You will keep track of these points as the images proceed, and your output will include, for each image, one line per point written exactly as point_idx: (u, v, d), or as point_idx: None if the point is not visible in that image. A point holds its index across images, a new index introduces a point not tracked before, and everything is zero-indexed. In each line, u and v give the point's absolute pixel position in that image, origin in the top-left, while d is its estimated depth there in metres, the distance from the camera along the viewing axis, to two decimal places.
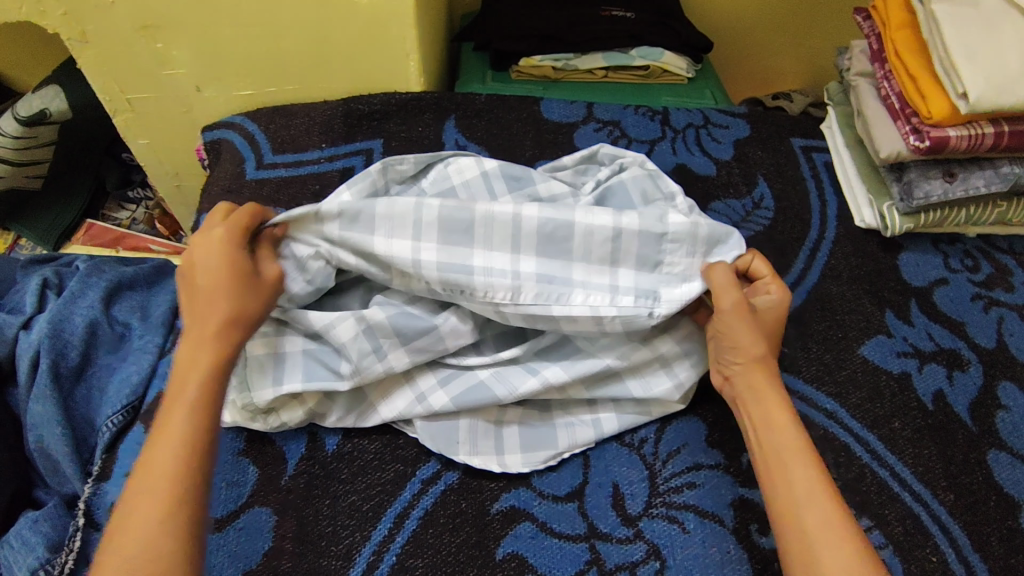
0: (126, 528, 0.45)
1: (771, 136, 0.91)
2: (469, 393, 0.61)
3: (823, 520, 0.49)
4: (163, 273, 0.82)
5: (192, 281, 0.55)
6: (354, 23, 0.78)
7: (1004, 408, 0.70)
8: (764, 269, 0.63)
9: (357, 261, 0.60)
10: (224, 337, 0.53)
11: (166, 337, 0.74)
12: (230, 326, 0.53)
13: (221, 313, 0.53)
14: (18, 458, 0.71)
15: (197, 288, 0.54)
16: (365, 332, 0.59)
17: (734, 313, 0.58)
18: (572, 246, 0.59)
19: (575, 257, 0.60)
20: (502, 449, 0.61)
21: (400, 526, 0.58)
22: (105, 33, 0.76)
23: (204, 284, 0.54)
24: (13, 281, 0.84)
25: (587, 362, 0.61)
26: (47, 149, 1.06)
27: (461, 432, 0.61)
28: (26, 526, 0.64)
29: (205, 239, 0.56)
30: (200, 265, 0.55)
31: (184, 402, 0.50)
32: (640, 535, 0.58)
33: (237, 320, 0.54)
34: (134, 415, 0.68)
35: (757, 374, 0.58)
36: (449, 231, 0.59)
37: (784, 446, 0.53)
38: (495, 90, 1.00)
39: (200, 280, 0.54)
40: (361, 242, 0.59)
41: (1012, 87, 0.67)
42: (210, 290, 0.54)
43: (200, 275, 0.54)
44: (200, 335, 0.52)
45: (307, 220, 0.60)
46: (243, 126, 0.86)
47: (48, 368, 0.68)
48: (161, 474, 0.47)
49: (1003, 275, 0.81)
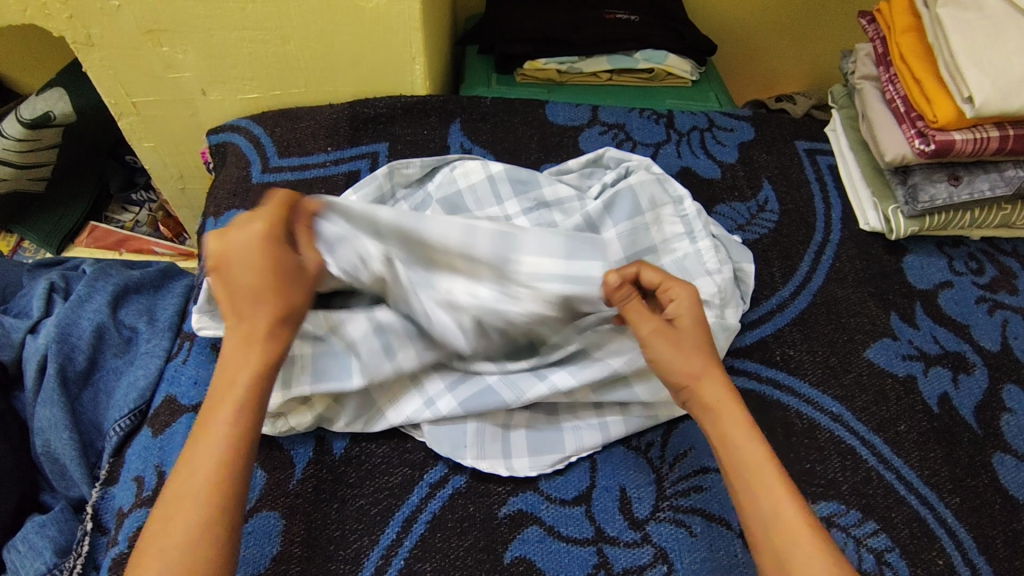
0: (171, 526, 0.46)
1: (776, 138, 0.91)
2: (480, 399, 0.61)
3: (787, 539, 0.48)
4: (170, 276, 0.82)
5: (228, 271, 0.51)
6: (359, 26, 0.78)
7: (1010, 411, 0.70)
8: (656, 276, 0.59)
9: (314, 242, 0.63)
10: (273, 335, 0.52)
11: (173, 340, 0.73)
12: (278, 324, 0.52)
13: (268, 314, 0.51)
14: (24, 460, 0.71)
15: (246, 279, 0.51)
16: (376, 330, 0.60)
17: (654, 338, 0.57)
18: (438, 257, 0.57)
19: (439, 259, 0.57)
20: (510, 454, 0.61)
21: (408, 530, 0.58)
22: (111, 37, 0.77)
23: (250, 283, 0.51)
24: (19, 284, 0.84)
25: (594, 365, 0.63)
26: (52, 151, 1.06)
27: (469, 436, 0.62)
28: (33, 530, 0.65)
29: (243, 228, 0.51)
30: (238, 261, 0.51)
31: (233, 402, 0.50)
32: (648, 538, 0.58)
33: (286, 318, 0.52)
34: (141, 418, 0.67)
35: (705, 387, 0.55)
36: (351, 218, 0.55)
37: (748, 461, 0.52)
38: (499, 92, 1.01)
39: (242, 277, 0.51)
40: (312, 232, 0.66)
41: (1017, 91, 0.68)
42: (253, 286, 0.51)
43: (239, 271, 0.51)
44: (251, 337, 0.51)
45: None
46: (248, 130, 0.86)
47: (56, 372, 0.68)
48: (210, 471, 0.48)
49: (1007, 277, 0.81)
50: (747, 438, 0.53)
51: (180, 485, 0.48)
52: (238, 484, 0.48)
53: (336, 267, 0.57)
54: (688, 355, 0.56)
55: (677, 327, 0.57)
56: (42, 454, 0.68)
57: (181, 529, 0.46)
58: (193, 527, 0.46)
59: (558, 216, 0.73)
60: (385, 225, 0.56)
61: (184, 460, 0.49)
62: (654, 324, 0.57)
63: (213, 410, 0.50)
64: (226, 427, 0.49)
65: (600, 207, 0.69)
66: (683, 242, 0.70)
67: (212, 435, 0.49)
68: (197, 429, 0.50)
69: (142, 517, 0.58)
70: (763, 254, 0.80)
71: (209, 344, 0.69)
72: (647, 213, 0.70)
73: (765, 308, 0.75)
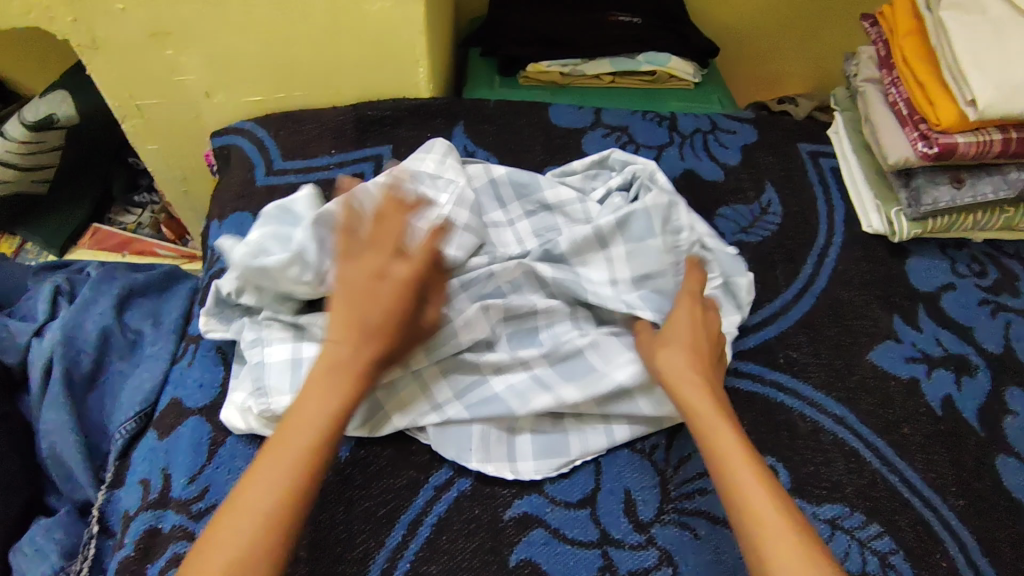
0: (235, 530, 0.48)
1: (779, 141, 0.92)
2: (486, 404, 0.61)
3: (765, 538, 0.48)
4: (175, 279, 0.83)
5: (350, 303, 0.55)
6: (363, 28, 0.79)
7: (1013, 414, 0.70)
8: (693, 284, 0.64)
9: None
10: (369, 374, 0.55)
11: (178, 343, 0.73)
12: (376, 365, 0.55)
13: (371, 352, 0.54)
14: (31, 463, 0.71)
15: (361, 314, 0.54)
16: None
17: (647, 343, 0.62)
18: None
19: None
20: (515, 457, 0.62)
21: (415, 532, 0.58)
22: (117, 40, 0.77)
23: (374, 322, 0.54)
24: (24, 287, 0.84)
25: (600, 380, 0.62)
26: (54, 153, 1.06)
27: (474, 440, 0.61)
28: (40, 532, 0.66)
29: (372, 266, 0.55)
30: (365, 297, 0.55)
31: (312, 427, 0.52)
32: (653, 541, 0.58)
33: (383, 362, 0.55)
34: (147, 421, 0.67)
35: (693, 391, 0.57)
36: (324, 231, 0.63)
37: (731, 458, 0.53)
38: (502, 95, 1.01)
39: (365, 311, 0.54)
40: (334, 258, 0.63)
41: (1021, 93, 0.68)
42: (371, 322, 0.54)
43: (367, 307, 0.54)
44: (343, 369, 0.54)
45: (261, 274, 0.61)
46: (253, 132, 0.86)
47: (62, 375, 0.69)
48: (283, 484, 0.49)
49: (1011, 280, 0.81)
50: (727, 434, 0.54)
51: (250, 488, 0.49)
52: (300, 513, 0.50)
53: (310, 282, 0.61)
54: (674, 352, 0.59)
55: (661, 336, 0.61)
56: (48, 456, 0.68)
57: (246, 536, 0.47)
58: (249, 540, 0.47)
59: (562, 221, 0.73)
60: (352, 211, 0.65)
61: (257, 469, 0.50)
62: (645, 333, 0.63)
63: (292, 428, 0.52)
64: (301, 452, 0.51)
65: (611, 222, 0.68)
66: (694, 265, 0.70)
67: (290, 452, 0.51)
68: (276, 437, 0.52)
69: (150, 520, 0.58)
70: (766, 256, 0.80)
71: (214, 347, 0.69)
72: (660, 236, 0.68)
73: (768, 310, 0.75)
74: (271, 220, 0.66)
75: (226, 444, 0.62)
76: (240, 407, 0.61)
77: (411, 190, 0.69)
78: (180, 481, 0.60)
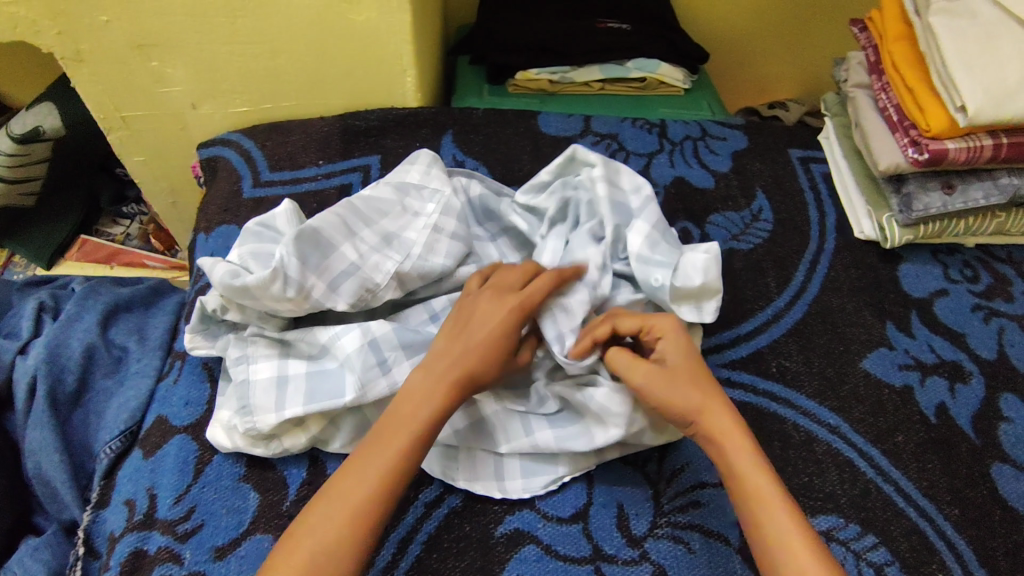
0: (323, 525, 0.48)
1: (770, 147, 0.91)
2: (474, 432, 0.61)
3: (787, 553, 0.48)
4: (161, 293, 0.82)
5: (462, 324, 0.58)
6: (350, 38, 0.78)
7: (1008, 420, 0.70)
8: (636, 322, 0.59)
9: (353, 300, 0.61)
10: (460, 389, 0.55)
11: (164, 359, 0.72)
12: (469, 381, 0.55)
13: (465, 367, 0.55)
14: (17, 483, 0.71)
15: (470, 334, 0.57)
16: (370, 345, 0.59)
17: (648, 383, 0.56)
18: (383, 215, 0.67)
19: (384, 220, 0.67)
20: (502, 476, 0.61)
21: (404, 550, 0.57)
22: (101, 53, 0.76)
23: (478, 342, 0.56)
24: (9, 303, 0.83)
25: (579, 437, 0.60)
26: (41, 165, 1.05)
27: (461, 460, 0.61)
28: (27, 553, 0.64)
29: (491, 298, 0.59)
30: (478, 318, 0.58)
31: (408, 433, 0.52)
32: (646, 556, 0.58)
33: (479, 380, 0.56)
34: (132, 439, 0.66)
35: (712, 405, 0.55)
36: (308, 245, 0.60)
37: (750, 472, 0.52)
38: (492, 103, 1.00)
39: (471, 334, 0.57)
40: (319, 270, 0.60)
41: (1012, 99, 0.67)
42: (474, 341, 0.56)
43: (476, 327, 0.57)
44: (442, 377, 0.54)
45: (246, 292, 0.58)
46: (239, 143, 0.85)
47: (46, 395, 0.68)
48: (369, 485, 0.50)
49: (1003, 284, 0.81)
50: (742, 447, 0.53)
51: (342, 485, 0.50)
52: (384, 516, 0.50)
53: (293, 296, 0.58)
54: (688, 390, 0.55)
55: (668, 368, 0.57)
56: (34, 477, 0.67)
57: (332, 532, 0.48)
58: (339, 536, 0.48)
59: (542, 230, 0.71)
60: (336, 223, 0.63)
61: (349, 468, 0.51)
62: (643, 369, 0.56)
63: (397, 428, 0.53)
64: (400, 453, 0.51)
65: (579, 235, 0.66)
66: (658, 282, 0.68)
67: (383, 454, 0.51)
68: (369, 441, 0.53)
69: (135, 541, 0.57)
70: (758, 264, 0.79)
71: (200, 364, 0.68)
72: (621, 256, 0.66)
73: (760, 318, 0.75)
74: (252, 238, 0.65)
75: (212, 462, 0.61)
76: (225, 425, 0.60)
77: (396, 203, 0.68)
78: (166, 501, 0.59)
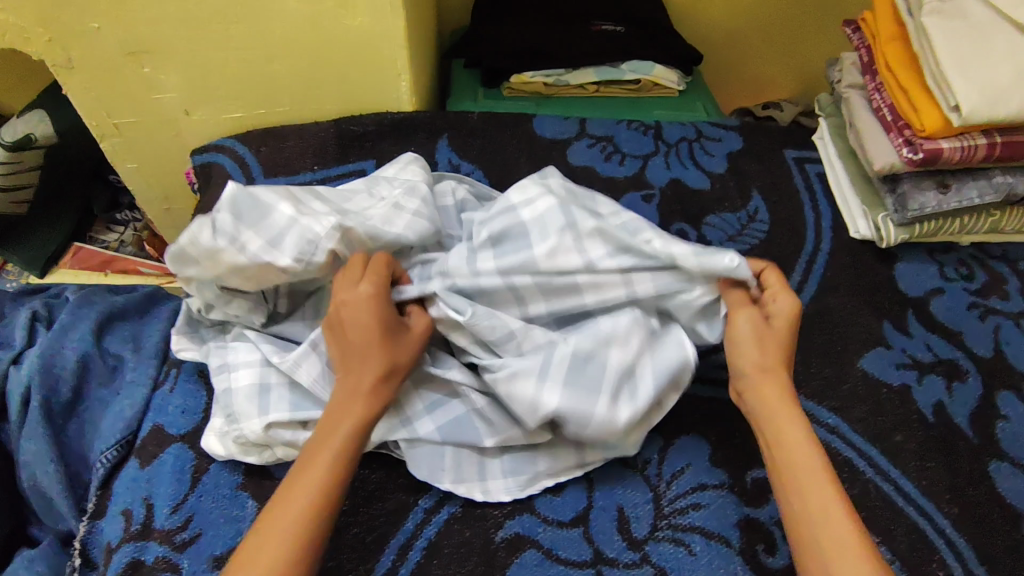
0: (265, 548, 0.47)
1: (765, 148, 0.91)
2: (457, 427, 0.60)
3: (834, 538, 0.48)
4: (156, 301, 0.81)
5: (339, 330, 0.56)
6: (345, 42, 0.78)
7: (1005, 418, 0.70)
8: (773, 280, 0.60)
9: (290, 254, 0.58)
10: (377, 392, 0.54)
11: (160, 367, 0.72)
12: (383, 380, 0.55)
13: (374, 369, 0.54)
14: (13, 494, 0.70)
15: (353, 334, 0.55)
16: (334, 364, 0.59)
17: (750, 332, 0.57)
18: (348, 198, 0.66)
19: (347, 201, 0.65)
20: (485, 476, 0.60)
21: (404, 557, 0.57)
22: (92, 59, 0.76)
23: (359, 341, 0.55)
24: (2, 313, 0.83)
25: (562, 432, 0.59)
26: (34, 173, 1.04)
27: (447, 460, 0.60)
28: (22, 565, 0.64)
29: (347, 292, 0.56)
30: (349, 315, 0.55)
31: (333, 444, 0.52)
32: (647, 558, 0.57)
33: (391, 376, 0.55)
34: (128, 449, 0.65)
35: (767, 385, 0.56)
36: (252, 206, 0.59)
37: (798, 459, 0.52)
38: (487, 107, 1.00)
39: (351, 334, 0.55)
40: (258, 226, 0.58)
41: (1004, 99, 0.68)
42: (360, 344, 0.55)
43: (354, 325, 0.55)
44: (357, 388, 0.54)
45: (184, 251, 0.57)
46: (233, 149, 0.84)
47: (40, 406, 0.67)
48: (305, 500, 0.49)
49: (999, 283, 0.81)
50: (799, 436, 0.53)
51: (278, 507, 0.49)
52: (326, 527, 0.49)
53: (224, 245, 0.57)
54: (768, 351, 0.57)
55: (772, 324, 0.58)
56: (30, 488, 0.67)
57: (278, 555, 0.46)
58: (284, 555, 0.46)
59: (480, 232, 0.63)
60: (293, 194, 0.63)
61: (283, 491, 0.50)
62: (748, 312, 0.58)
63: (321, 442, 0.52)
64: (330, 462, 0.51)
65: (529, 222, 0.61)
66: (615, 285, 0.59)
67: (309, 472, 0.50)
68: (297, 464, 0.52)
69: (132, 552, 0.57)
70: None
71: (197, 371, 0.67)
72: (550, 239, 0.60)
73: None
74: None
75: (209, 471, 0.61)
76: (219, 432, 0.60)
77: (362, 190, 0.67)
78: (163, 510, 0.59)
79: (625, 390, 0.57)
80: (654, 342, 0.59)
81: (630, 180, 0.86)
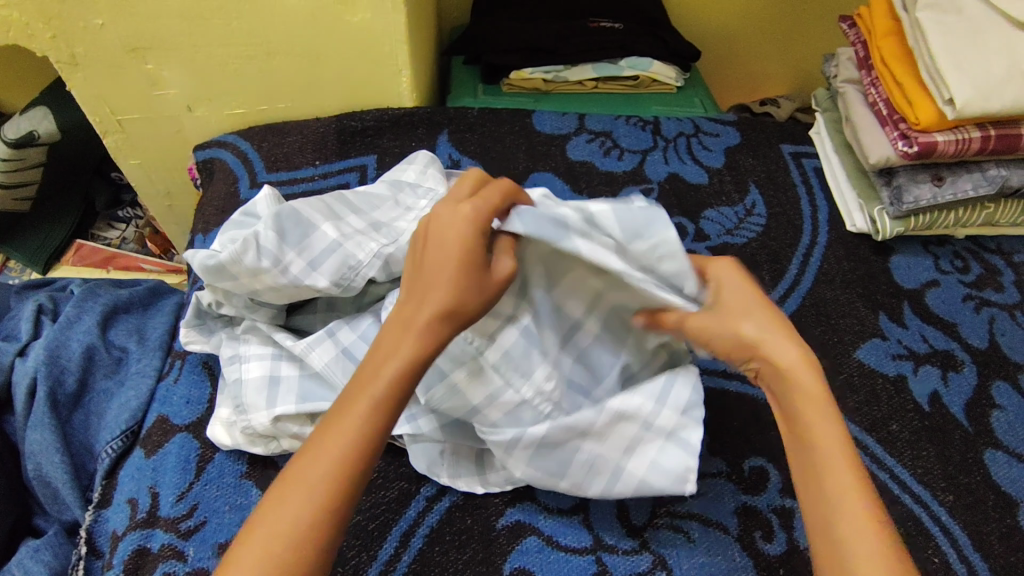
0: (283, 508, 0.43)
1: (762, 142, 0.92)
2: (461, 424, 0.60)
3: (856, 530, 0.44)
4: (159, 294, 0.82)
5: (421, 246, 0.50)
6: (346, 38, 0.79)
7: (999, 408, 0.71)
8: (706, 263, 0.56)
9: (331, 279, 0.60)
10: (434, 328, 0.48)
11: (164, 360, 0.72)
12: (442, 317, 0.48)
13: (434, 304, 0.48)
14: (17, 484, 0.71)
15: (432, 253, 0.49)
16: (343, 356, 0.59)
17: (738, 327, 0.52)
18: (377, 207, 0.67)
19: (376, 211, 0.66)
20: (484, 470, 0.61)
21: (407, 544, 0.58)
22: (95, 56, 0.77)
23: (433, 265, 0.49)
24: (7, 306, 0.84)
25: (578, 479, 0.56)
26: (36, 169, 1.05)
27: (446, 455, 0.61)
28: (27, 555, 0.64)
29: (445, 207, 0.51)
30: (437, 232, 0.50)
31: (371, 391, 0.46)
32: (646, 545, 0.58)
33: (454, 312, 0.48)
34: (133, 439, 0.66)
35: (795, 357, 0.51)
36: (291, 223, 0.60)
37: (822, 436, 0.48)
38: (486, 103, 1.01)
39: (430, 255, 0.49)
40: (300, 247, 0.60)
41: (997, 93, 0.69)
42: (435, 264, 0.49)
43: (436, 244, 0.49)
44: (413, 322, 0.48)
45: (221, 271, 0.58)
46: (236, 144, 0.85)
47: (46, 396, 0.68)
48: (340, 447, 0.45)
49: (993, 275, 0.82)
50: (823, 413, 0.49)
51: (313, 455, 0.45)
52: (354, 495, 0.45)
53: (266, 267, 0.58)
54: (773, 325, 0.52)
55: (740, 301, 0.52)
56: (35, 479, 0.67)
57: (298, 517, 0.43)
58: (306, 511, 0.43)
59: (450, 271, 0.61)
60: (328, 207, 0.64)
61: (316, 441, 0.45)
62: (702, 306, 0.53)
63: (368, 378, 0.47)
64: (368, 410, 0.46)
65: None
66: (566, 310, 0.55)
67: (352, 414, 0.46)
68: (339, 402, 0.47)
69: (138, 539, 0.57)
70: (751, 258, 0.80)
71: (201, 363, 0.68)
72: None
73: None
74: (235, 228, 0.65)
75: (214, 460, 0.62)
76: (225, 422, 0.61)
77: (390, 197, 0.68)
78: (168, 499, 0.59)
79: (604, 470, 0.55)
80: (651, 433, 0.55)
81: (628, 175, 0.87)
